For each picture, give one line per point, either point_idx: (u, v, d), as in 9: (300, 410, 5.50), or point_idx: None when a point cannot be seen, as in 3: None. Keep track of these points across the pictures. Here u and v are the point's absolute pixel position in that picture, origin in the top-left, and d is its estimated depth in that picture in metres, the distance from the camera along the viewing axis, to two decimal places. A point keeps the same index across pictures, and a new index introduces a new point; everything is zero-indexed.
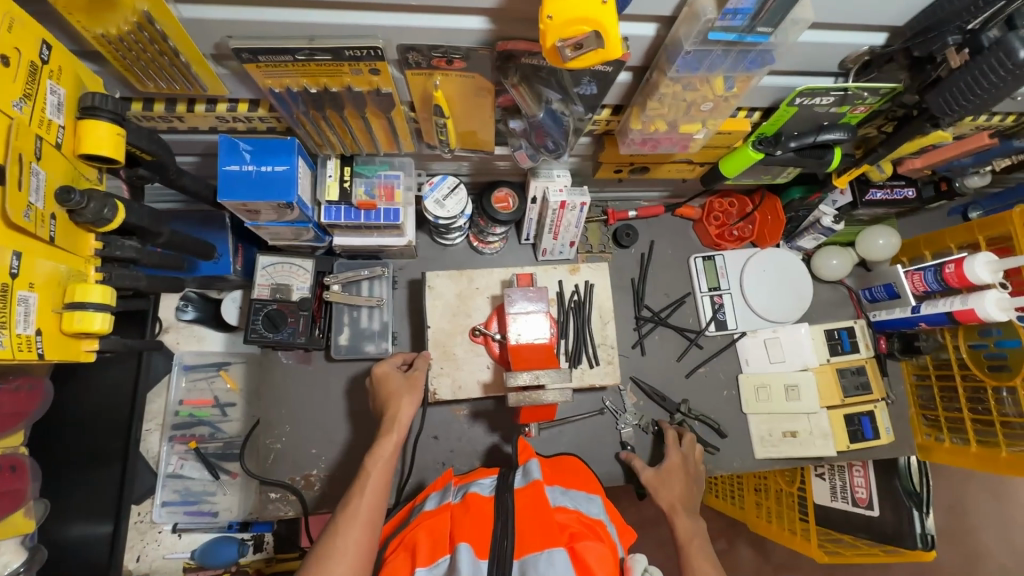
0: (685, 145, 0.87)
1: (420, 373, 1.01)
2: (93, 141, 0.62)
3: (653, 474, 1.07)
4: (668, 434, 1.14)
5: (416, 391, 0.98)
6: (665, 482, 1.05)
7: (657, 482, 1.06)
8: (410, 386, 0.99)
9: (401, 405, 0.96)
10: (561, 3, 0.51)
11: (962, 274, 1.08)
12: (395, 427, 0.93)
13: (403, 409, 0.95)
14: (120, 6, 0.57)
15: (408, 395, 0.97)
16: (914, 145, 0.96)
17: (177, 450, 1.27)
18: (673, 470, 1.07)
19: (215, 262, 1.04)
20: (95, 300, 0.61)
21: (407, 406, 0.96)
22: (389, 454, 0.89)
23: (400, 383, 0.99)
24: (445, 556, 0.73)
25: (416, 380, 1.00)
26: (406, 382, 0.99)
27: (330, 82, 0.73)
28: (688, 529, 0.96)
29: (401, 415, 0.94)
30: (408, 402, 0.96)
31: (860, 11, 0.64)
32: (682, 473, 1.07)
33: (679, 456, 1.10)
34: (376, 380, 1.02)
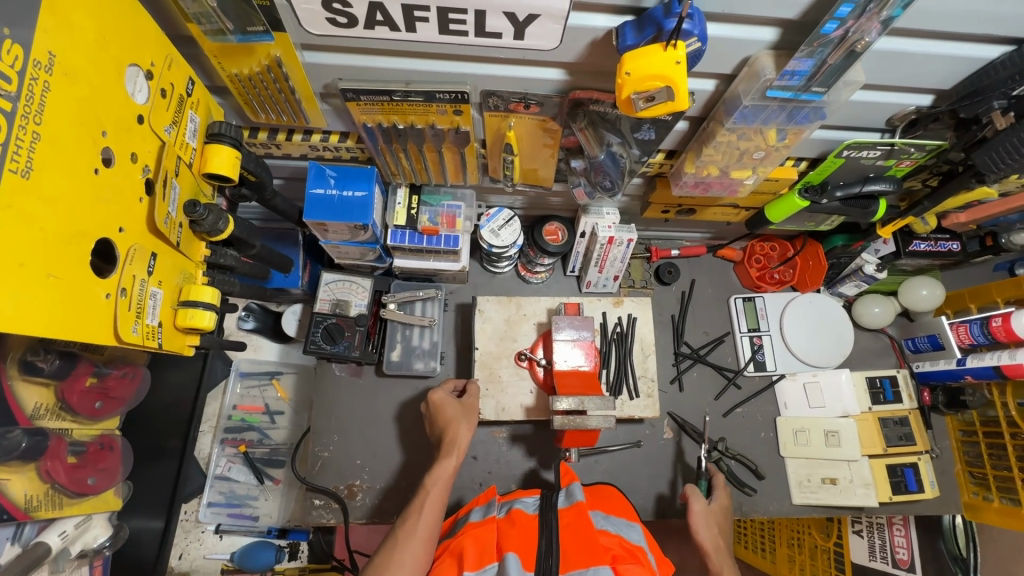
0: (734, 189, 0.93)
1: (475, 402, 1.07)
2: (215, 163, 0.71)
3: (705, 510, 1.00)
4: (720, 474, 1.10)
5: (471, 418, 1.03)
6: (714, 528, 0.99)
7: (704, 517, 0.99)
8: (465, 412, 1.04)
9: (464, 428, 1.00)
10: (640, 61, 0.59)
11: (1009, 328, 1.09)
12: (454, 449, 0.97)
13: (466, 432, 1.00)
14: (256, 51, 0.67)
15: (465, 421, 1.02)
16: (958, 199, 1.00)
17: (227, 452, 1.33)
18: (723, 512, 1.03)
19: (286, 275, 1.13)
20: (205, 300, 0.70)
21: (464, 431, 1.00)
22: (448, 475, 0.93)
23: (456, 408, 1.04)
24: (493, 563, 0.76)
25: (472, 407, 1.05)
26: (461, 409, 1.04)
27: (416, 120, 0.82)
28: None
29: (460, 439, 0.99)
30: (466, 425, 1.01)
31: (909, 76, 0.69)
32: (726, 518, 1.03)
33: (727, 497, 1.06)
34: (432, 407, 1.06)
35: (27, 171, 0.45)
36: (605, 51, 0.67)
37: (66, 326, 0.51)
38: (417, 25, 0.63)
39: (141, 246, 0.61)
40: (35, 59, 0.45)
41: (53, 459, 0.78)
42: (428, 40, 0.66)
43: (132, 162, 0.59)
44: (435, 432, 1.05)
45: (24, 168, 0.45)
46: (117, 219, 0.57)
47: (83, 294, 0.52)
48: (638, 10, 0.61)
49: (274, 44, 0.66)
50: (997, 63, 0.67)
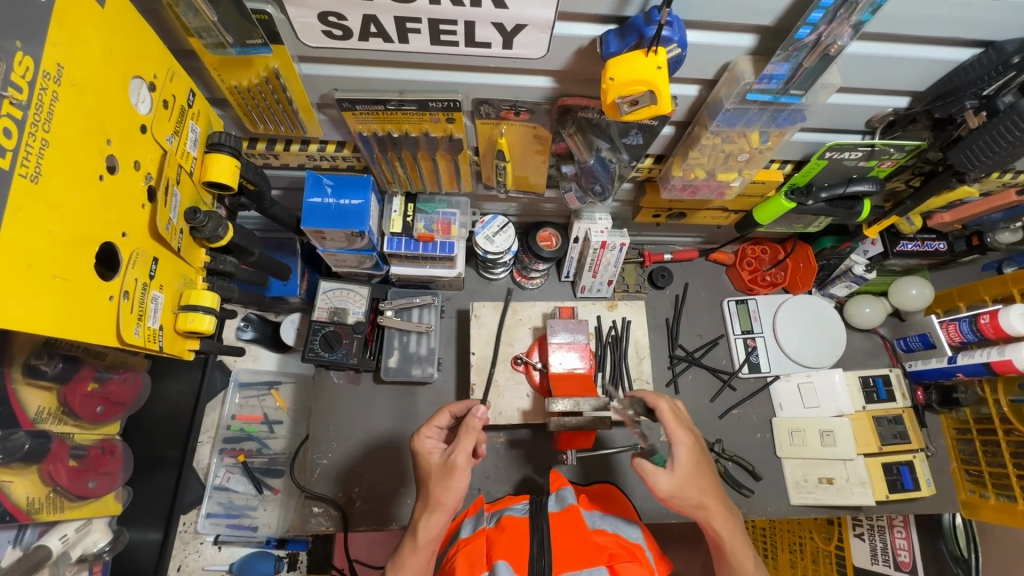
0: (721, 192, 0.95)
1: (460, 460, 0.81)
2: (215, 172, 0.73)
3: (674, 481, 0.79)
4: (667, 417, 0.83)
5: (451, 484, 0.80)
6: (693, 491, 0.80)
7: (675, 486, 0.80)
8: (441, 474, 0.81)
9: (439, 502, 0.80)
10: (622, 67, 0.61)
11: (998, 325, 1.11)
12: (419, 535, 0.80)
13: (442, 506, 0.79)
14: (254, 63, 0.70)
15: (444, 487, 0.80)
16: (940, 199, 1.02)
17: (226, 463, 1.33)
18: (697, 462, 0.81)
19: (285, 283, 1.16)
20: (205, 304, 0.72)
21: (441, 504, 0.80)
22: (418, 563, 0.79)
23: (433, 470, 0.84)
24: (482, 572, 0.78)
25: (453, 468, 0.80)
26: (439, 468, 0.83)
27: (410, 128, 0.84)
28: (738, 548, 0.82)
29: (434, 517, 0.80)
30: (439, 496, 0.80)
31: (883, 80, 0.72)
32: (705, 465, 0.82)
33: (687, 434, 0.81)
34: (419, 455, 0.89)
35: (36, 176, 0.47)
36: (591, 59, 0.70)
37: (71, 327, 0.52)
38: (410, 36, 0.66)
39: (143, 251, 0.63)
40: (45, 70, 0.48)
41: (56, 462, 0.79)
42: (420, 50, 0.68)
43: (135, 170, 0.61)
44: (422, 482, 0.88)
45: (33, 173, 0.47)
46: (120, 224, 0.59)
47: (87, 295, 0.54)
48: (620, 19, 0.64)
49: (273, 56, 0.68)
50: (967, 65, 0.70)
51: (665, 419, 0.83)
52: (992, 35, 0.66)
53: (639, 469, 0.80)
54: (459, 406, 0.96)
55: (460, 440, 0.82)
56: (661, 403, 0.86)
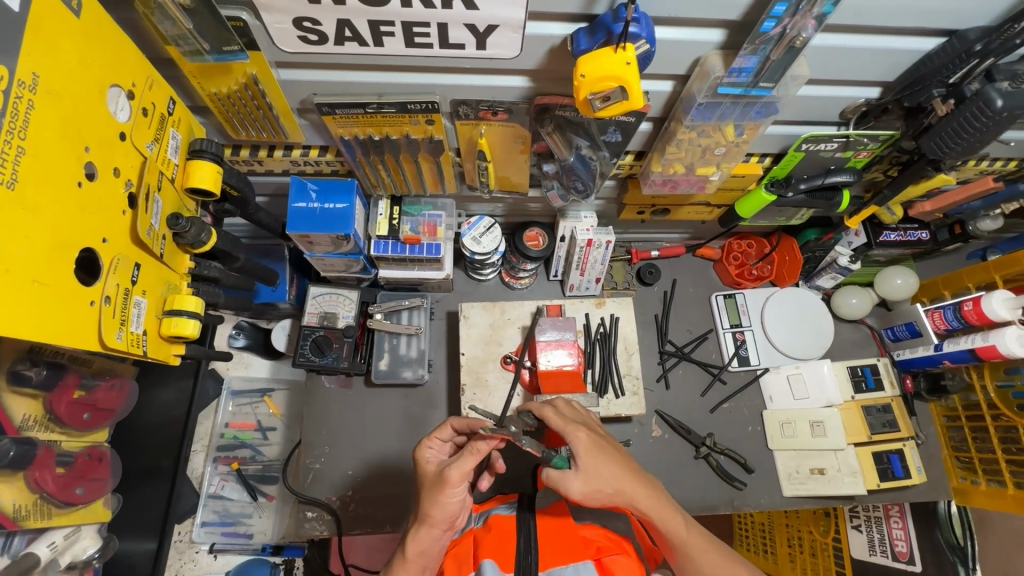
0: (702, 186, 0.96)
1: (454, 474, 0.79)
2: (197, 178, 0.74)
3: (584, 480, 0.79)
4: (555, 424, 0.84)
5: (442, 498, 0.79)
6: (605, 482, 0.79)
7: (590, 484, 0.79)
8: (434, 486, 0.81)
9: (427, 514, 0.80)
10: (593, 64, 0.62)
11: (981, 311, 1.12)
12: (407, 548, 0.80)
13: (429, 518, 0.79)
14: (233, 70, 0.71)
15: (435, 501, 0.79)
16: (919, 188, 1.03)
17: (220, 471, 1.33)
18: (598, 451, 0.81)
19: (274, 289, 1.17)
20: (189, 309, 0.73)
21: (431, 519, 0.79)
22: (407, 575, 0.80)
23: (428, 481, 0.83)
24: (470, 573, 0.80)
25: (446, 483, 0.79)
26: (432, 481, 0.82)
27: (391, 131, 0.85)
28: (673, 521, 0.81)
29: (423, 532, 0.80)
30: (428, 509, 0.80)
31: (852, 71, 0.74)
32: (607, 452, 0.82)
33: (580, 433, 0.82)
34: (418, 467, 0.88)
35: (12, 182, 0.48)
36: (564, 58, 0.71)
37: (52, 331, 0.53)
38: (384, 39, 0.67)
39: (123, 257, 0.64)
40: (21, 79, 0.49)
41: (41, 469, 0.79)
42: (396, 53, 0.69)
43: (114, 176, 0.62)
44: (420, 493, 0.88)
45: (10, 180, 0.48)
46: (100, 230, 0.60)
47: (68, 300, 0.55)
48: (589, 17, 0.65)
49: (249, 63, 0.70)
50: (932, 54, 0.71)
51: (555, 426, 0.85)
52: (955, 24, 0.67)
53: (551, 483, 0.81)
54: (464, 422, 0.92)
55: (459, 454, 0.81)
56: (546, 415, 0.86)
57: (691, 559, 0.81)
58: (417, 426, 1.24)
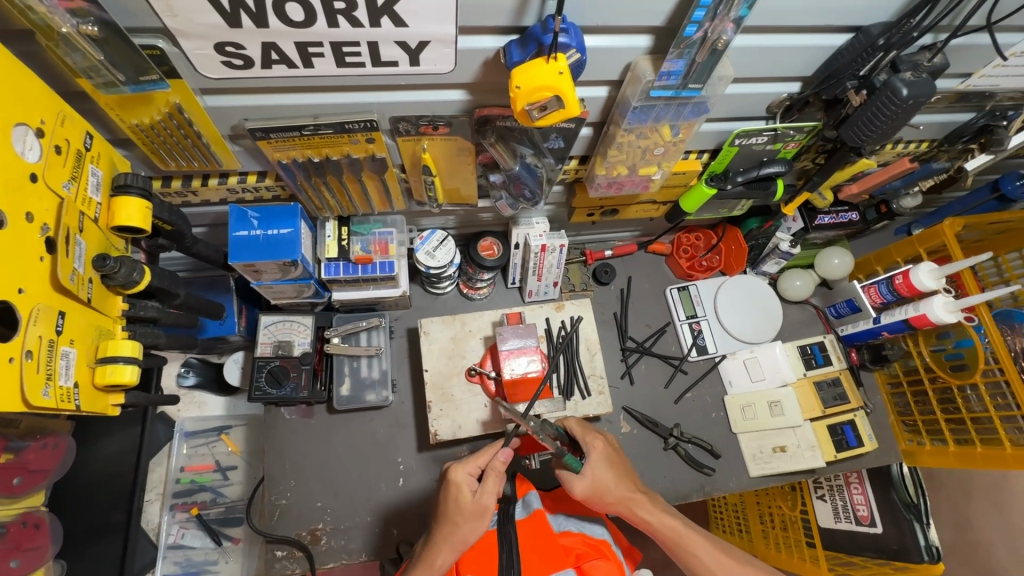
0: (645, 185, 0.99)
1: (490, 501, 0.85)
2: (125, 215, 0.71)
3: (587, 483, 0.88)
4: (573, 429, 0.94)
5: (479, 525, 0.84)
6: (609, 487, 0.89)
7: (595, 490, 0.88)
8: (472, 515, 0.85)
9: (463, 539, 0.83)
10: (526, 75, 0.63)
11: (910, 283, 1.20)
12: (433, 568, 0.82)
13: (465, 544, 0.83)
14: (154, 100, 0.68)
15: (474, 524, 0.84)
16: (845, 173, 1.10)
17: (178, 519, 1.26)
18: (608, 461, 0.91)
19: (222, 322, 1.12)
20: (125, 353, 0.69)
21: (462, 543, 0.83)
22: None
23: (462, 509, 0.85)
24: None
25: (486, 510, 0.85)
26: (468, 512, 0.85)
27: (331, 152, 0.83)
28: (671, 522, 0.90)
29: (448, 554, 0.83)
30: (464, 537, 0.83)
31: (772, 69, 0.78)
32: (616, 462, 0.91)
33: (600, 443, 0.92)
34: (448, 486, 0.87)
35: None
36: (500, 69, 0.71)
37: None
38: (314, 60, 0.65)
39: (46, 306, 0.60)
40: None
41: None
42: (327, 73, 0.68)
43: (28, 222, 0.58)
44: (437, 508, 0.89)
45: None
46: (15, 280, 0.56)
47: None
48: (520, 29, 0.66)
49: (172, 91, 0.67)
50: (842, 49, 0.76)
51: (576, 434, 0.94)
52: (860, 20, 0.72)
53: (562, 478, 0.90)
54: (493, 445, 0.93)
55: (493, 482, 0.87)
56: (569, 423, 0.96)
57: (692, 554, 0.88)
58: (386, 450, 1.22)
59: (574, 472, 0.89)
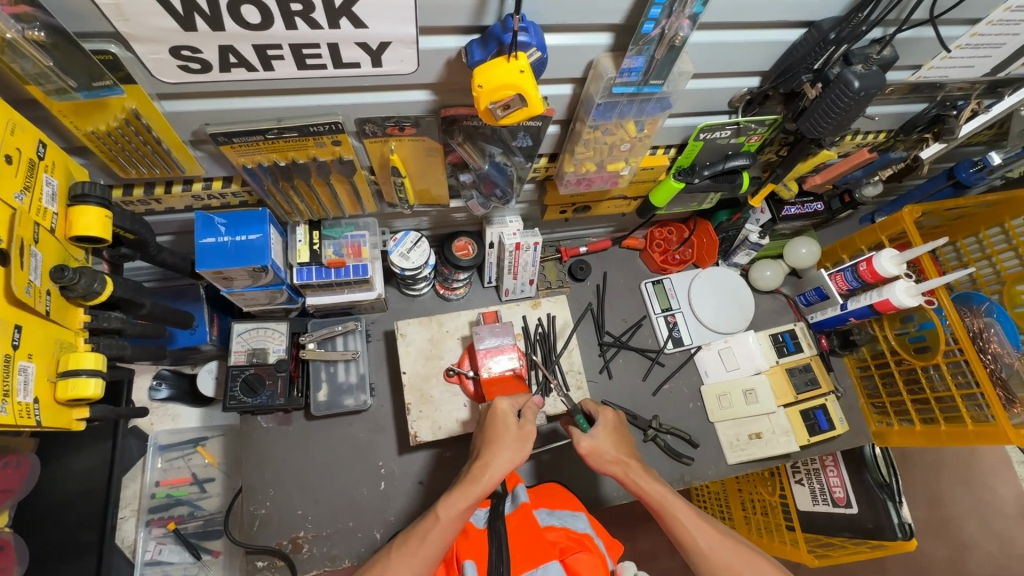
0: (614, 181, 1.00)
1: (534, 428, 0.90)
2: (83, 224, 0.69)
3: (592, 440, 0.99)
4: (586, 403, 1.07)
5: (524, 447, 0.88)
6: (609, 447, 0.98)
7: (597, 448, 0.98)
8: (518, 437, 0.89)
9: (514, 458, 0.86)
10: (487, 74, 0.64)
11: (873, 270, 1.24)
12: (483, 482, 0.83)
13: (515, 463, 0.86)
14: (109, 106, 0.66)
15: (520, 446, 0.88)
16: (807, 164, 1.13)
17: (154, 534, 1.23)
18: (614, 426, 1.01)
19: (192, 332, 1.10)
20: (87, 366, 0.68)
21: (513, 462, 0.86)
22: (458, 512, 0.82)
23: (510, 432, 0.89)
24: None
25: (530, 434, 0.89)
26: (515, 435, 0.89)
27: (297, 155, 0.83)
28: (657, 488, 0.94)
29: (495, 472, 0.84)
30: (512, 456, 0.86)
31: (729, 64, 0.80)
32: (621, 430, 1.02)
33: (610, 412, 1.03)
34: (493, 413, 0.92)
35: None
36: (463, 69, 0.71)
37: None
38: (273, 63, 0.64)
39: None
40: None
41: None
42: (288, 76, 0.67)
43: None
44: (480, 437, 0.92)
45: None
46: None
47: None
48: (481, 28, 0.66)
49: (127, 97, 0.66)
50: (796, 44, 0.78)
51: (590, 406, 1.06)
52: (810, 16, 0.74)
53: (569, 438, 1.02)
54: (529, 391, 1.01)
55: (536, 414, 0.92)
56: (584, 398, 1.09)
57: (673, 515, 0.91)
58: (367, 454, 1.21)
59: (581, 431, 1.01)
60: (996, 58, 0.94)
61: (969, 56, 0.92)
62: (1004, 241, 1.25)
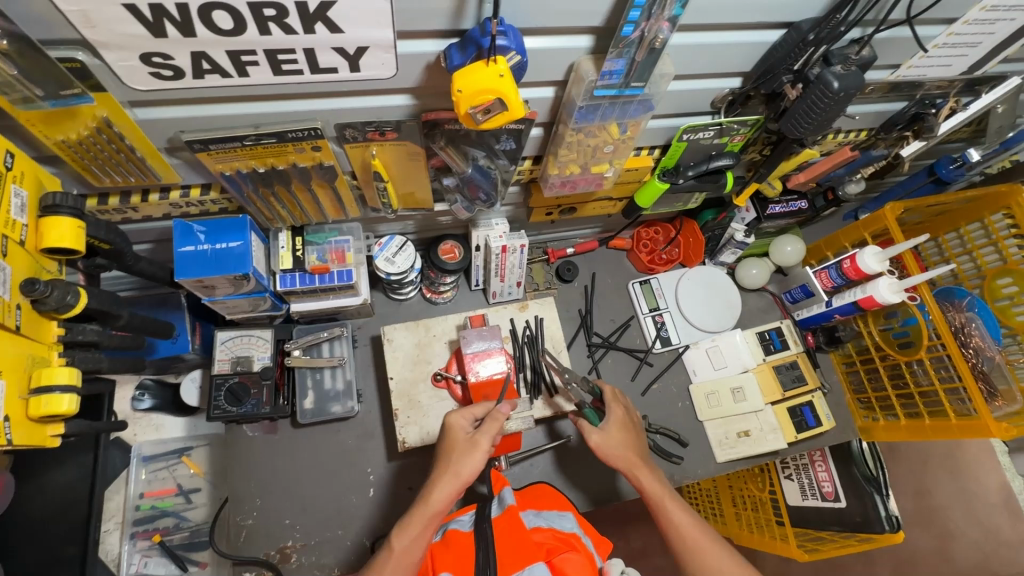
0: (599, 183, 1.00)
1: (483, 437, 0.90)
2: (56, 235, 0.68)
3: (602, 435, 1.01)
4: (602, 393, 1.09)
5: (474, 457, 0.89)
6: (617, 443, 1.01)
7: (605, 443, 1.00)
8: (465, 449, 0.90)
9: (459, 471, 0.87)
10: (467, 79, 0.63)
11: (857, 267, 1.25)
12: (431, 502, 0.85)
13: (460, 475, 0.87)
14: (79, 113, 0.65)
15: (468, 458, 0.88)
16: (790, 163, 1.13)
17: (139, 547, 1.14)
18: (624, 424, 1.04)
19: (174, 341, 1.08)
20: (61, 382, 0.66)
21: (461, 476, 0.87)
22: (410, 537, 0.83)
23: (457, 447, 0.90)
24: None
25: (478, 444, 0.90)
26: (462, 450, 0.90)
27: (276, 161, 0.81)
28: (656, 487, 0.97)
29: (438, 492, 0.86)
30: (461, 470, 0.87)
31: (710, 66, 0.80)
32: (630, 428, 1.04)
33: (621, 410, 1.05)
34: (444, 430, 0.94)
35: None
36: (443, 73, 0.70)
37: None
38: (248, 69, 0.63)
39: None
40: None
41: None
42: (264, 82, 0.66)
43: None
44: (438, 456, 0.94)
45: None
46: None
47: None
48: (460, 32, 0.65)
49: (97, 104, 0.64)
50: (776, 45, 0.78)
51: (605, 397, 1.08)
52: (790, 16, 0.75)
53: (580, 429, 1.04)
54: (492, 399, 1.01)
55: (488, 424, 0.92)
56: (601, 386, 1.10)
57: (669, 516, 0.93)
58: (356, 460, 1.21)
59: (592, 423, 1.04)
60: (971, 58, 0.96)
61: (946, 56, 0.94)
62: (984, 236, 1.27)
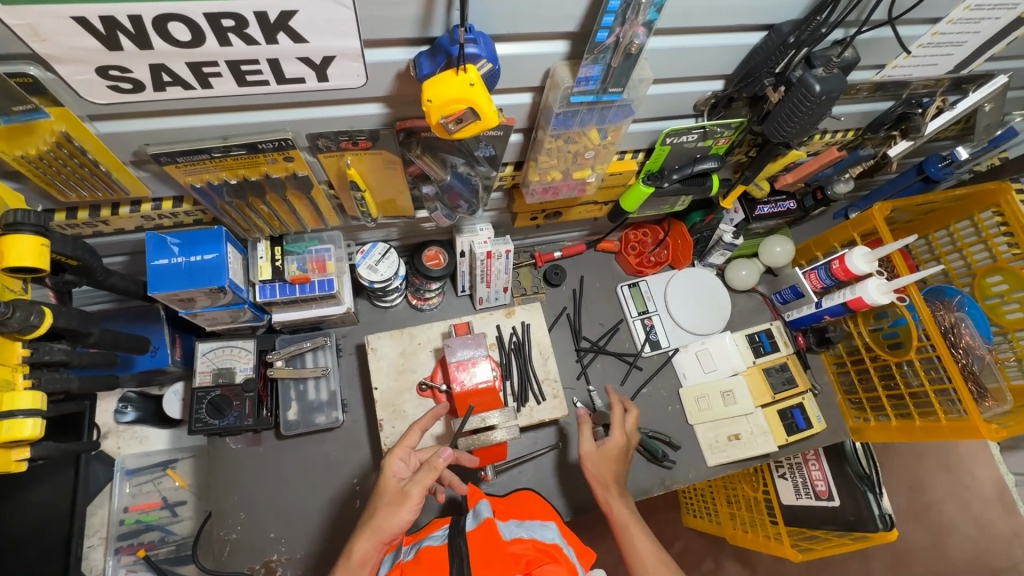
0: (582, 189, 0.98)
1: (411, 489, 0.86)
2: (17, 254, 0.65)
3: (594, 452, 1.02)
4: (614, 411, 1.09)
5: (398, 511, 0.85)
6: (605, 464, 1.02)
7: (593, 456, 1.02)
8: (390, 502, 0.86)
9: (380, 527, 0.84)
10: (436, 88, 0.61)
11: (846, 268, 1.23)
12: (351, 557, 0.83)
13: (381, 531, 0.83)
14: (37, 129, 0.63)
15: (393, 511, 0.85)
16: (777, 164, 1.12)
17: (123, 563, 1.13)
18: (618, 448, 1.04)
19: (153, 355, 1.06)
20: (24, 407, 0.66)
21: (381, 531, 0.84)
22: None
23: (384, 496, 0.88)
24: None
25: (406, 497, 0.85)
26: (389, 499, 0.87)
27: (249, 172, 0.80)
28: (626, 514, 0.98)
29: (356, 550, 0.84)
30: (383, 523, 0.85)
31: (690, 69, 0.78)
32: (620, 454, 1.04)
33: (620, 429, 1.06)
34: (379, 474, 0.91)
35: None
36: (414, 80, 0.69)
37: None
38: (211, 80, 0.61)
39: None
40: None
41: None
42: (229, 94, 0.64)
43: None
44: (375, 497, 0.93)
45: None
46: None
47: None
48: (429, 40, 0.64)
49: (55, 119, 0.62)
50: (757, 48, 0.77)
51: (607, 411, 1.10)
52: (769, 19, 0.73)
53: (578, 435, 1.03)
54: (428, 421, 0.96)
55: (423, 475, 0.87)
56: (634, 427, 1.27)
57: (632, 543, 0.94)
58: (340, 471, 1.21)
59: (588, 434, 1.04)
60: (957, 57, 0.95)
61: (931, 56, 0.92)
62: (974, 234, 1.26)
